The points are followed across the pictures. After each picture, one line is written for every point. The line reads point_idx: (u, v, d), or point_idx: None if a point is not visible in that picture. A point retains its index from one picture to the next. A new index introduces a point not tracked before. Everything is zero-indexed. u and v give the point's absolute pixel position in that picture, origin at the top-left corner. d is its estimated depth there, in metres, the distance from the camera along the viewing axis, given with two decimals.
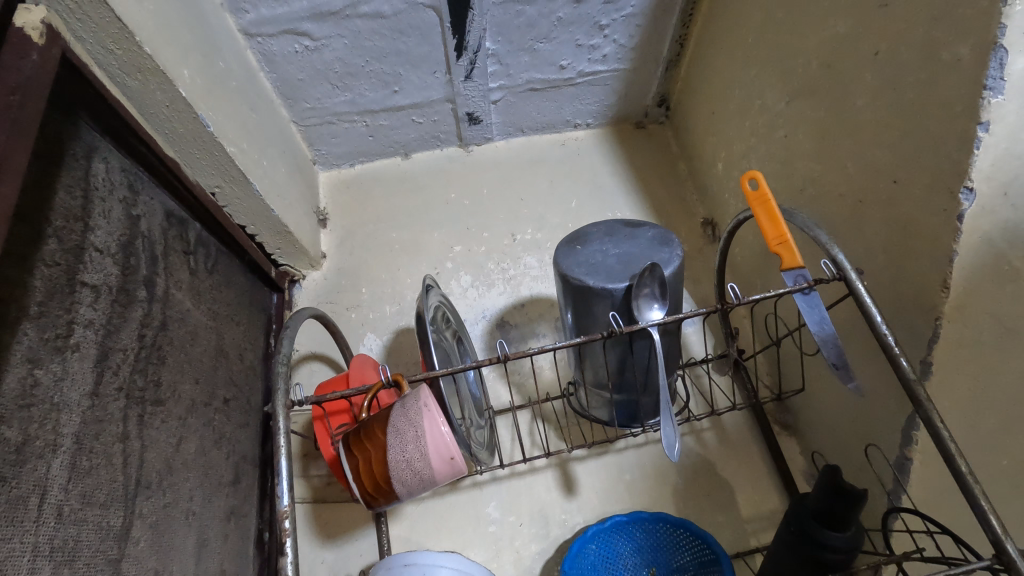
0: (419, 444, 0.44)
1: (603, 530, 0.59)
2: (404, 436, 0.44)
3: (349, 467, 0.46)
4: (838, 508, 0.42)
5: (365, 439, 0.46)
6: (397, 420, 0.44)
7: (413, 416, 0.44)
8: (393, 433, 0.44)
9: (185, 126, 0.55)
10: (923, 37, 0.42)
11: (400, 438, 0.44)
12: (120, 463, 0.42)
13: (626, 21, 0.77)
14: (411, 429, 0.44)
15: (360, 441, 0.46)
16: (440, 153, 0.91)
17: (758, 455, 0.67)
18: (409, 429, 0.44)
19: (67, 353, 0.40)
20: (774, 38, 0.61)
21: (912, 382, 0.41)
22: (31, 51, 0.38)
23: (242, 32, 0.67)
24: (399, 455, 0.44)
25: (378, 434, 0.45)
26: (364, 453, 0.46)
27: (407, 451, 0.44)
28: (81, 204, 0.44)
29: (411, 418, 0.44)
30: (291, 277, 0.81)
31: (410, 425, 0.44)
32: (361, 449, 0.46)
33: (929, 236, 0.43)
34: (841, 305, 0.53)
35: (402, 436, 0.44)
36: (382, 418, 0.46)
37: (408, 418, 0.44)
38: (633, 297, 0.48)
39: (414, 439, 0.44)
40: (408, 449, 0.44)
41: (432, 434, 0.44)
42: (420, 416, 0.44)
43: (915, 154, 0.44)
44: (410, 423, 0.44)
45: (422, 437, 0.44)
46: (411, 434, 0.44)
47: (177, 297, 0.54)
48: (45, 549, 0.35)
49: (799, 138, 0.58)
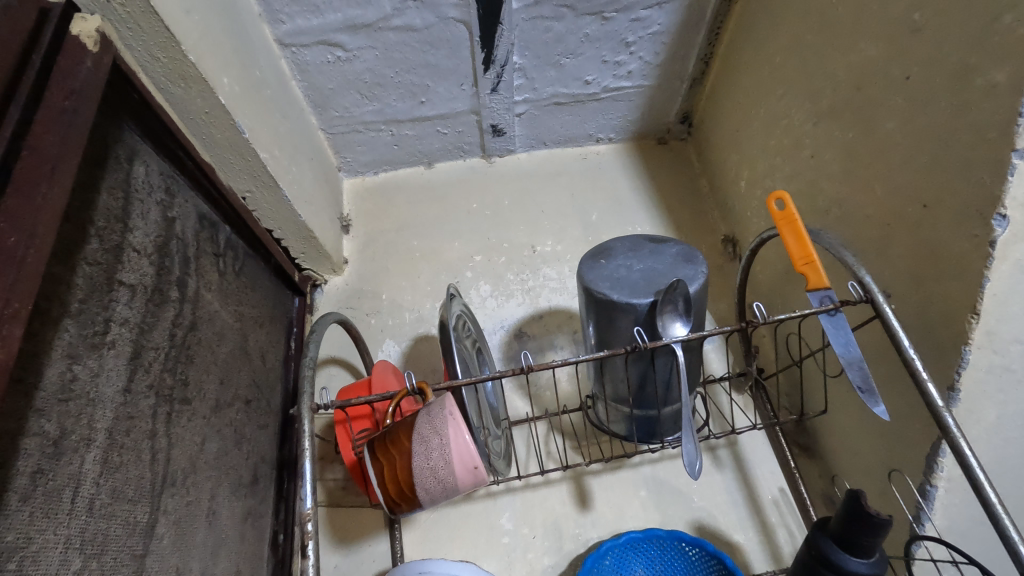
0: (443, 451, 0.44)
1: (617, 545, 0.58)
2: (429, 443, 0.44)
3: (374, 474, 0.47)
4: (859, 536, 0.41)
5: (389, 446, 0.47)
6: (421, 426, 0.45)
7: (437, 422, 0.45)
8: (418, 438, 0.45)
9: (222, 132, 0.56)
10: (956, 63, 0.42)
11: (424, 445, 0.44)
12: (148, 459, 0.43)
13: (652, 39, 0.77)
14: (436, 435, 0.44)
15: (385, 448, 0.47)
16: (463, 163, 0.93)
17: (776, 476, 0.67)
18: (431, 436, 0.44)
19: (103, 350, 0.41)
20: (803, 59, 0.61)
21: (939, 407, 0.41)
22: (85, 57, 0.40)
23: (278, 42, 0.69)
24: (423, 462, 0.44)
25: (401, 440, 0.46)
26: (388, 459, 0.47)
27: (430, 457, 0.44)
28: (121, 205, 0.45)
29: (436, 425, 0.45)
30: (312, 282, 0.82)
31: (434, 431, 0.45)
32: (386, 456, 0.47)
33: (959, 261, 0.43)
34: (865, 327, 0.52)
35: (426, 441, 0.44)
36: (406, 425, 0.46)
37: (432, 425, 0.45)
38: (657, 313, 0.48)
39: (437, 445, 0.44)
40: (431, 456, 0.44)
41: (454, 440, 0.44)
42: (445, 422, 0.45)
43: (946, 179, 0.43)
44: (433, 430, 0.45)
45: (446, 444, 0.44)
46: (435, 439, 0.44)
47: (207, 298, 0.55)
48: (77, 541, 0.35)
49: (825, 159, 0.58)
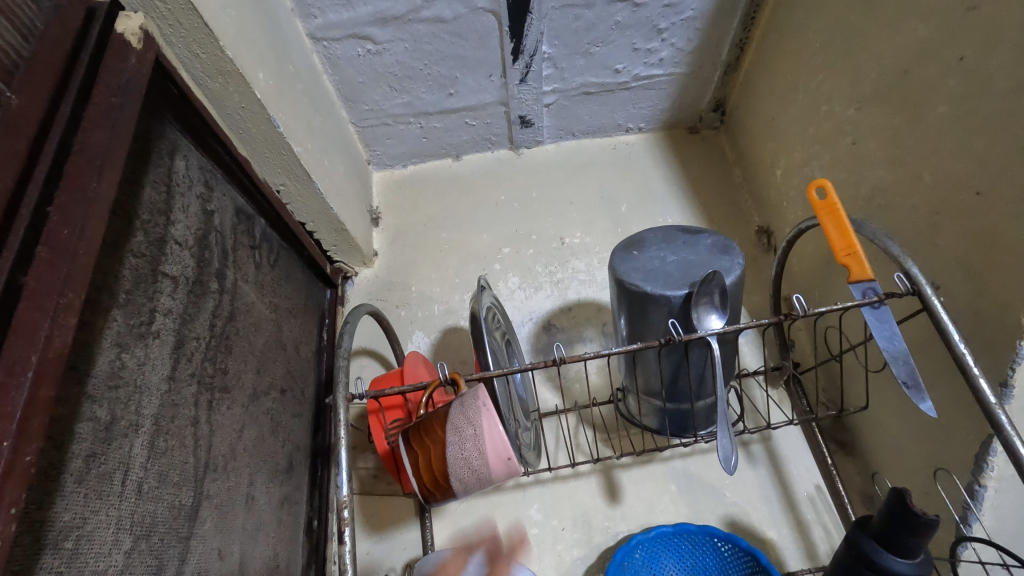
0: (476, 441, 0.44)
1: (648, 539, 0.58)
2: (463, 433, 0.45)
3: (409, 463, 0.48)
4: (904, 536, 0.40)
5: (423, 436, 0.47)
6: (454, 416, 0.45)
7: (472, 413, 0.45)
8: (451, 428, 0.45)
9: (258, 126, 0.57)
10: (1016, 42, 0.40)
11: (458, 435, 0.45)
12: (192, 445, 0.45)
13: (685, 25, 0.75)
14: (470, 425, 0.44)
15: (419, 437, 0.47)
16: (491, 155, 0.92)
17: (812, 472, 0.65)
18: (466, 426, 0.45)
19: (149, 339, 0.42)
20: (845, 42, 0.59)
21: (992, 404, 0.39)
22: (130, 55, 0.41)
23: (310, 37, 0.70)
24: (457, 452, 0.45)
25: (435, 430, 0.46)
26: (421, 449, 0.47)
27: (464, 447, 0.44)
28: (164, 199, 0.46)
29: (470, 415, 0.45)
30: (343, 274, 0.83)
31: (468, 422, 0.45)
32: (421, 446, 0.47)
33: (1015, 251, 0.41)
34: (910, 320, 0.51)
35: (461, 431, 0.45)
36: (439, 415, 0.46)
37: (466, 415, 0.45)
38: (692, 305, 0.47)
39: (471, 435, 0.44)
40: (465, 445, 0.44)
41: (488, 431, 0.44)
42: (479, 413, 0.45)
43: (1002, 165, 0.41)
44: (467, 420, 0.45)
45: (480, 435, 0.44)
46: (469, 429, 0.44)
47: (244, 290, 0.57)
48: (127, 522, 0.37)
49: (869, 146, 0.56)
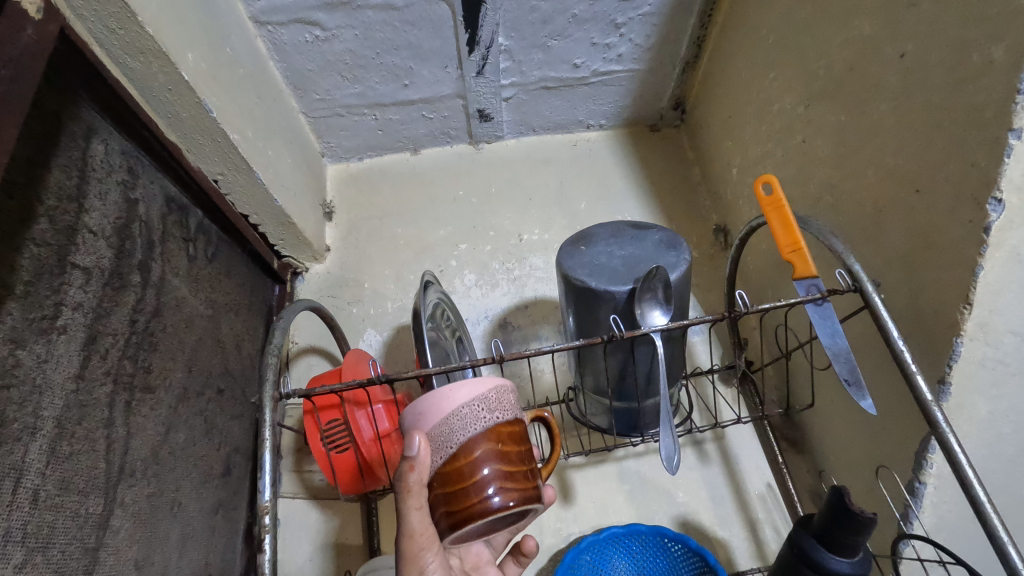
0: (432, 434, 0.37)
1: (598, 540, 0.57)
2: (440, 441, 0.37)
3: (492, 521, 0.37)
4: (843, 535, 0.39)
5: (499, 463, 0.38)
6: (489, 425, 0.38)
7: (504, 404, 0.39)
8: (477, 436, 0.37)
9: (188, 111, 0.54)
10: (953, 39, 0.40)
11: (448, 452, 0.37)
12: (103, 449, 0.42)
13: (643, 20, 0.75)
14: (466, 417, 0.37)
15: (508, 476, 0.38)
16: (450, 150, 0.90)
17: (764, 470, 0.65)
18: (474, 420, 0.37)
19: (53, 335, 0.39)
20: (796, 39, 0.59)
21: (928, 401, 0.39)
22: (27, 25, 0.38)
23: (253, 20, 0.66)
24: (434, 456, 0.37)
25: (506, 441, 0.39)
26: (482, 482, 0.37)
27: (432, 438, 0.37)
28: (76, 184, 0.43)
29: (491, 405, 0.38)
30: (293, 270, 0.80)
31: (469, 414, 0.37)
32: (488, 479, 0.37)
33: (952, 248, 0.40)
34: (854, 318, 0.50)
35: (462, 441, 0.37)
36: (516, 430, 0.40)
37: (496, 413, 0.38)
38: (636, 301, 0.46)
39: (457, 421, 0.37)
40: (435, 442, 0.37)
41: (439, 398, 0.38)
42: (480, 391, 0.38)
43: (939, 163, 0.41)
44: (478, 421, 0.37)
45: (434, 405, 0.38)
46: (453, 432, 0.37)
47: (173, 283, 0.54)
48: (18, 535, 0.34)
49: (818, 144, 0.56)
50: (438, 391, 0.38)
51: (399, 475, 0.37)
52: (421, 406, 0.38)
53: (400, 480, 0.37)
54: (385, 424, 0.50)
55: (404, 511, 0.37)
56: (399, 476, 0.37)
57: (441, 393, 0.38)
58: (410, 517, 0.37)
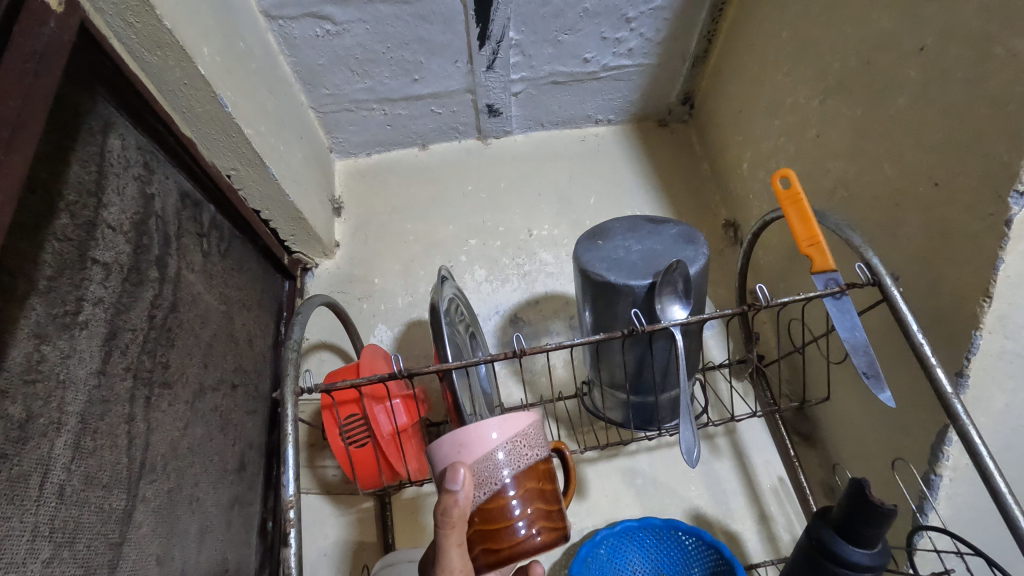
0: (472, 468, 0.38)
1: (613, 534, 0.57)
2: (485, 476, 0.38)
3: (528, 555, 0.39)
4: (863, 527, 0.40)
5: (538, 499, 0.40)
6: (527, 465, 0.40)
7: (540, 440, 0.42)
8: (520, 470, 0.40)
9: (202, 105, 0.54)
10: (975, 33, 0.40)
11: (492, 487, 0.39)
12: (125, 444, 0.41)
13: (654, 14, 0.75)
14: (511, 452, 0.39)
15: (545, 513, 0.40)
16: (458, 145, 0.90)
17: (775, 464, 0.66)
18: (514, 458, 0.39)
19: (75, 331, 0.39)
20: (811, 33, 0.59)
21: (948, 394, 0.39)
22: (49, 18, 0.37)
23: (265, 14, 0.66)
24: (476, 491, 0.38)
25: (543, 482, 0.41)
26: (524, 515, 0.39)
27: (475, 473, 0.38)
28: (95, 179, 0.43)
29: (532, 442, 0.41)
30: (303, 265, 0.80)
31: (513, 450, 0.39)
32: (525, 518, 0.39)
33: (973, 242, 0.41)
34: (872, 312, 0.51)
35: (507, 476, 0.39)
36: (549, 466, 0.42)
37: (534, 450, 0.41)
38: (656, 295, 0.46)
39: (503, 456, 0.39)
40: (476, 477, 0.38)
41: (484, 432, 0.39)
42: (522, 427, 0.40)
43: (959, 157, 0.41)
44: (521, 458, 0.40)
45: (479, 438, 0.39)
46: (498, 467, 0.39)
47: (189, 279, 0.53)
48: (45, 529, 0.34)
49: (833, 138, 0.56)
50: (483, 424, 0.39)
51: (443, 509, 0.36)
52: (461, 438, 0.39)
53: (443, 515, 0.36)
54: (403, 419, 0.51)
55: (444, 547, 0.36)
56: (443, 510, 0.36)
57: (486, 426, 0.39)
58: (451, 553, 0.36)
